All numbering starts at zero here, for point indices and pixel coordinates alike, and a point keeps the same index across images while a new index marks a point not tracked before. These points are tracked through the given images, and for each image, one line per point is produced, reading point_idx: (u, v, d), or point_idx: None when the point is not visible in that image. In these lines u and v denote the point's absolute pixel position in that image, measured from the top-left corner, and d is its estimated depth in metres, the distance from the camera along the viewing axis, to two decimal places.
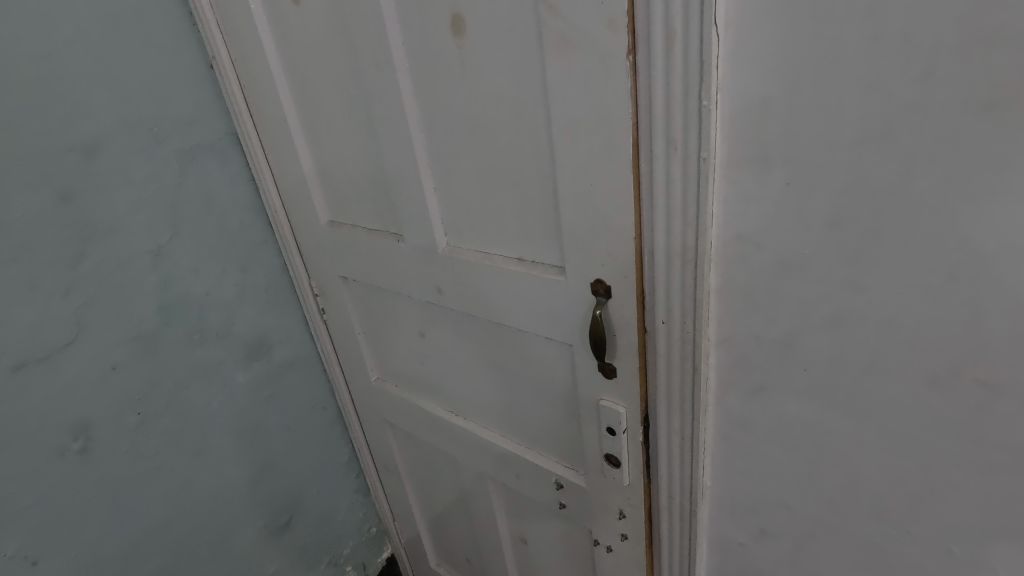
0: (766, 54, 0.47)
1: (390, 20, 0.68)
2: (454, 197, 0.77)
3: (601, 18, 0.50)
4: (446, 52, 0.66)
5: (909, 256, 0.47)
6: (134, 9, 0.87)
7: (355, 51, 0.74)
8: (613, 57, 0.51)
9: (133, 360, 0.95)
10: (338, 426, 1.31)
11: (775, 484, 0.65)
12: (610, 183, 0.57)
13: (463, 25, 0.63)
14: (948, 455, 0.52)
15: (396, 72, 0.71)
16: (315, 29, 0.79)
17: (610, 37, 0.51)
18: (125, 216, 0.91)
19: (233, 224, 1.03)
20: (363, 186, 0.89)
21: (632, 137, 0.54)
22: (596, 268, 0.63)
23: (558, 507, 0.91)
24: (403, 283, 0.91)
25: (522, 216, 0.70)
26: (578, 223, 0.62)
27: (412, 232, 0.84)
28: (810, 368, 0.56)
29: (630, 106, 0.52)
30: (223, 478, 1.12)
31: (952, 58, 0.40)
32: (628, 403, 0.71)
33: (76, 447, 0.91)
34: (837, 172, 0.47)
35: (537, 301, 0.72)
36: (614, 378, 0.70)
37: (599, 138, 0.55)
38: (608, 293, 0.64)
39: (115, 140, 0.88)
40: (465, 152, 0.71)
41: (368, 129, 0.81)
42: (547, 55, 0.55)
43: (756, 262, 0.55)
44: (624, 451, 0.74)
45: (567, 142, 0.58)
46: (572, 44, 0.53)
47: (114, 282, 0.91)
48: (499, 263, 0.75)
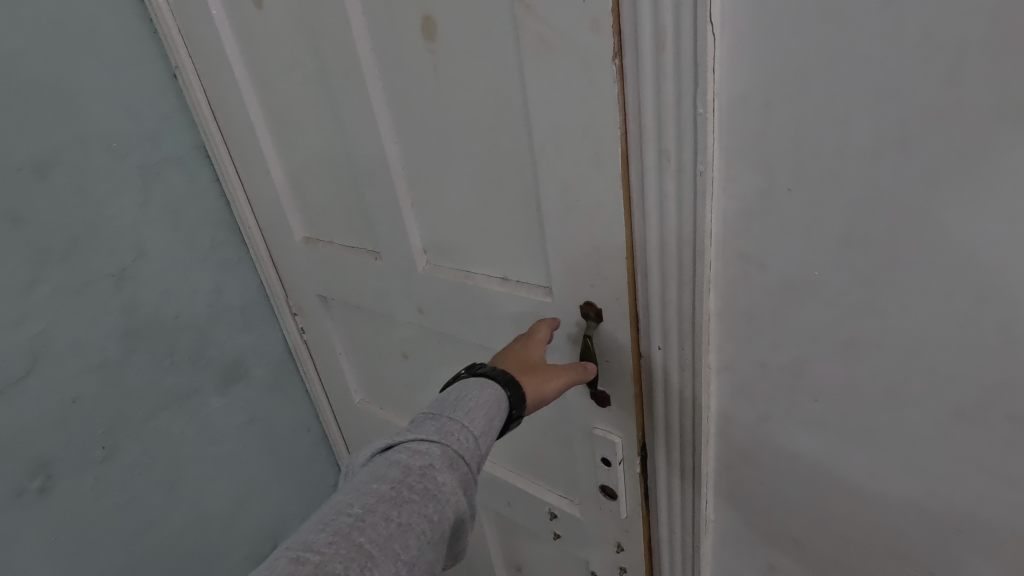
0: (767, 55, 0.42)
1: (358, 24, 0.63)
2: (432, 212, 0.72)
3: (584, 18, 0.45)
4: (418, 56, 0.61)
5: (930, 279, 0.42)
6: (88, 17, 0.81)
7: (322, 59, 0.69)
8: (597, 60, 0.46)
9: (96, 390, 0.89)
10: (322, 449, 1.25)
11: (785, 518, 0.60)
12: (599, 199, 0.52)
13: (434, 28, 0.58)
14: (975, 495, 0.47)
15: (365, 80, 0.66)
16: (280, 34, 0.74)
17: (593, 39, 0.45)
18: (83, 238, 0.85)
19: (203, 241, 0.98)
20: (338, 200, 0.84)
21: (621, 149, 0.49)
22: (586, 290, 0.58)
23: (553, 537, 0.86)
24: (383, 302, 0.86)
25: (505, 233, 0.65)
26: (564, 243, 0.57)
27: (389, 249, 0.79)
28: (821, 398, 0.51)
29: (617, 115, 0.47)
30: (200, 510, 1.06)
31: (980, 57, 0.35)
32: (624, 432, 0.65)
33: (35, 486, 0.86)
34: (849, 187, 0.43)
35: (523, 324, 0.67)
36: (608, 406, 0.64)
37: (585, 151, 0.50)
38: (599, 316, 0.59)
39: (70, 158, 0.82)
40: (442, 164, 0.66)
41: (341, 140, 0.76)
42: (525, 59, 0.50)
43: (760, 284, 0.50)
44: (621, 483, 0.68)
45: (549, 154, 0.53)
46: (552, 48, 0.48)
47: (73, 309, 0.86)
48: (481, 283, 0.70)
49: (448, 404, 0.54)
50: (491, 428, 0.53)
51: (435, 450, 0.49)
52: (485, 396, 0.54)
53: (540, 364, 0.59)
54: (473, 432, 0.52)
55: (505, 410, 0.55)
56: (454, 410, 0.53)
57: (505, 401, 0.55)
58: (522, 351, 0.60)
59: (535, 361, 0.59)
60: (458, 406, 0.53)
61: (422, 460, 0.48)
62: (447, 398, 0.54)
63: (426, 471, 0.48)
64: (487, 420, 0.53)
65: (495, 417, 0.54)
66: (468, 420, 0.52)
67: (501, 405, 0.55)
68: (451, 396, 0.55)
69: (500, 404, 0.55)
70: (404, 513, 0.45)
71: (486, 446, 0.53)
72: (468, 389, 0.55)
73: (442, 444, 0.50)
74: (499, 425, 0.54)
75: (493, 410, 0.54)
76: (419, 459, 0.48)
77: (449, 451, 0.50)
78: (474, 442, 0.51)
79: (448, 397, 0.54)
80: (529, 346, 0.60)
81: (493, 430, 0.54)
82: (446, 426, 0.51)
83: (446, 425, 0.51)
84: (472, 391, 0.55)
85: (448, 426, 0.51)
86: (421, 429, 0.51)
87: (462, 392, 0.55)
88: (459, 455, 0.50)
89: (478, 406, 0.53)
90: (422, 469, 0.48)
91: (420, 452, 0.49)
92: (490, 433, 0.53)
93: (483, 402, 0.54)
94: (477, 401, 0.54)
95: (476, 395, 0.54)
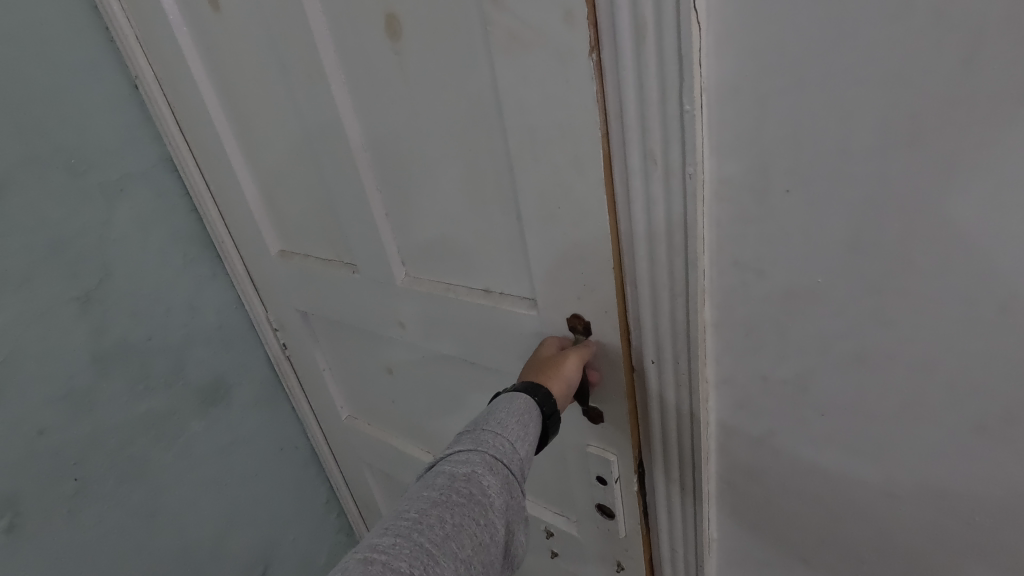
0: (758, 44, 0.38)
1: (319, 24, 0.59)
2: (407, 223, 0.68)
3: (556, 10, 0.41)
4: (383, 58, 0.57)
5: (945, 285, 0.38)
6: (35, 26, 0.76)
7: (285, 64, 0.65)
8: (574, 57, 0.42)
9: (65, 420, 0.85)
10: (311, 466, 1.21)
11: (793, 536, 0.56)
12: (582, 207, 0.48)
13: (399, 27, 0.54)
14: (1000, 515, 0.43)
15: (330, 84, 0.61)
16: (239, 37, 0.69)
17: (568, 32, 0.41)
18: (42, 262, 0.80)
19: (174, 258, 0.93)
20: (311, 211, 0.79)
21: (603, 153, 0.45)
22: (572, 303, 0.54)
23: (550, 555, 0.83)
24: (363, 316, 0.82)
25: (485, 242, 0.61)
26: (547, 254, 0.53)
27: (367, 262, 0.74)
28: (828, 412, 0.48)
29: (597, 115, 0.43)
30: (184, 537, 1.02)
31: (999, 40, 0.32)
32: (619, 449, 0.61)
33: (3, 524, 0.81)
34: (854, 186, 0.39)
35: (508, 337, 0.64)
36: (601, 423, 0.60)
37: (565, 155, 0.46)
38: (587, 329, 0.55)
39: (24, 177, 0.77)
40: (415, 171, 0.62)
41: (308, 148, 0.71)
42: (495, 57, 0.46)
43: (758, 292, 0.46)
44: (618, 502, 0.65)
45: (526, 160, 0.49)
46: (523, 45, 0.43)
47: (35, 337, 0.81)
48: (463, 296, 0.66)
49: (479, 419, 0.49)
50: (527, 435, 0.48)
51: (475, 456, 0.45)
52: (515, 406, 0.50)
53: (553, 355, 0.55)
54: (510, 438, 0.47)
55: (537, 416, 0.50)
56: (487, 422, 0.49)
57: (536, 406, 0.50)
58: (535, 356, 0.56)
59: (549, 356, 0.55)
60: (491, 417, 0.49)
61: (464, 467, 0.44)
62: (479, 414, 0.50)
63: (471, 476, 0.44)
64: (521, 427, 0.49)
65: (529, 424, 0.49)
66: (503, 428, 0.48)
67: (532, 412, 0.50)
68: (483, 411, 0.50)
69: (531, 411, 0.50)
70: (456, 515, 0.41)
71: (526, 454, 0.48)
72: (497, 403, 0.51)
73: (481, 451, 0.46)
74: (534, 432, 0.49)
75: (526, 417, 0.49)
76: (462, 466, 0.44)
77: (488, 456, 0.45)
78: (512, 448, 0.47)
79: (480, 411, 0.50)
80: (540, 348, 0.57)
81: (529, 439, 0.49)
82: (482, 434, 0.47)
83: (482, 434, 0.47)
84: (501, 402, 0.50)
85: (484, 435, 0.47)
86: (459, 442, 0.47)
87: (492, 406, 0.51)
88: (500, 459, 0.46)
89: (510, 415, 0.49)
90: (465, 475, 0.44)
91: (461, 460, 0.45)
92: (527, 440, 0.48)
93: (514, 411, 0.49)
94: (508, 410, 0.49)
95: (505, 406, 0.50)
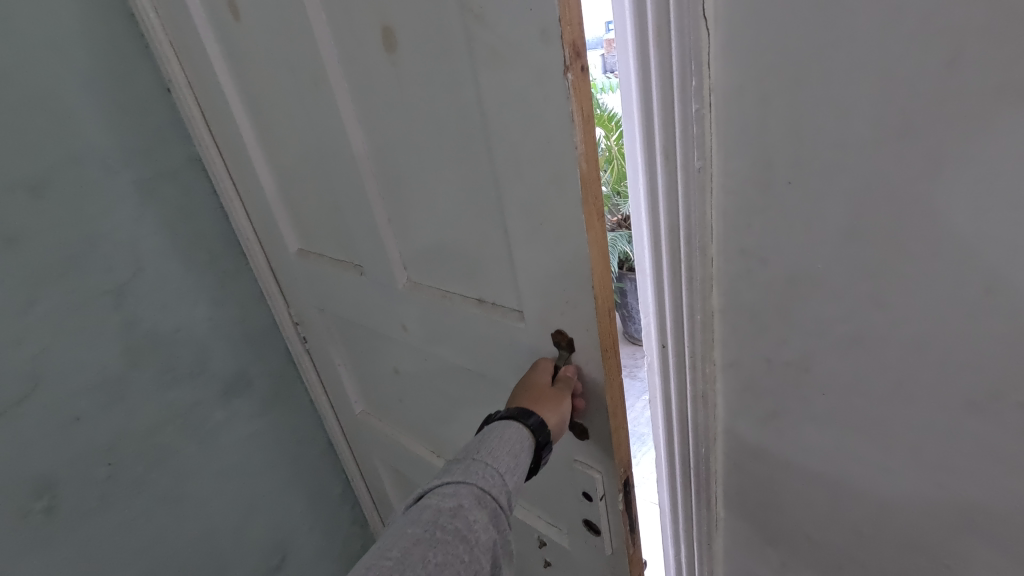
0: (761, 48, 0.41)
1: (324, 38, 0.62)
2: (406, 232, 0.71)
3: (534, 28, 0.44)
4: (381, 67, 0.59)
5: (935, 270, 0.41)
6: (77, 33, 0.80)
7: (301, 72, 0.68)
8: (551, 74, 0.45)
9: (99, 408, 0.89)
10: (328, 460, 1.24)
11: (795, 513, 0.59)
12: (561, 221, 0.52)
13: (394, 38, 0.56)
14: (991, 487, 0.46)
15: (335, 94, 0.65)
16: (256, 47, 0.72)
17: (545, 49, 0.44)
18: (80, 256, 0.84)
19: (202, 255, 0.97)
20: (324, 214, 0.82)
21: (581, 169, 0.48)
22: (559, 316, 0.58)
23: (544, 564, 0.89)
24: (372, 316, 0.86)
25: (477, 255, 0.64)
26: (541, 258, 0.56)
27: (373, 265, 0.78)
28: (829, 392, 0.51)
29: (577, 133, 0.47)
30: (209, 523, 1.05)
31: (982, 42, 0.34)
32: (603, 468, 0.67)
33: (41, 505, 0.85)
34: (850, 180, 0.42)
35: (495, 343, 0.67)
36: (587, 439, 0.66)
37: (546, 168, 0.50)
38: (570, 346, 0.59)
39: (65, 174, 0.82)
40: (416, 180, 0.65)
41: (320, 155, 0.75)
42: (480, 69, 0.50)
43: (762, 279, 0.50)
44: (603, 518, 0.71)
45: (518, 170, 0.52)
46: (503, 58, 0.47)
47: (74, 327, 0.85)
48: (458, 304, 0.69)
49: (472, 448, 0.55)
50: (517, 464, 0.54)
51: (462, 490, 0.50)
52: (508, 433, 0.55)
53: (547, 385, 0.60)
54: (498, 470, 0.52)
55: (528, 445, 0.55)
56: (478, 452, 0.54)
57: (529, 434, 0.56)
58: (529, 379, 0.61)
59: (543, 385, 0.60)
60: (482, 446, 0.54)
61: (452, 501, 0.49)
62: (471, 443, 0.55)
63: (457, 511, 0.48)
64: (511, 456, 0.54)
65: (520, 453, 0.55)
66: (493, 459, 0.53)
67: (525, 439, 0.55)
68: (475, 440, 0.56)
69: (524, 439, 0.55)
70: (440, 553, 0.45)
71: (513, 484, 0.53)
72: (492, 430, 0.56)
73: (469, 483, 0.50)
74: (524, 460, 0.55)
75: (517, 446, 0.55)
76: (449, 501, 0.49)
77: (476, 489, 0.50)
78: (500, 480, 0.52)
79: (472, 440, 0.56)
80: (535, 372, 0.61)
81: (519, 467, 0.54)
82: (472, 466, 0.52)
83: (471, 466, 0.52)
84: (494, 432, 0.56)
85: (473, 467, 0.52)
86: (449, 474, 0.52)
87: (484, 434, 0.56)
88: (487, 493, 0.50)
89: (502, 444, 0.54)
90: (452, 510, 0.48)
91: (449, 493, 0.49)
92: (516, 470, 0.54)
93: (506, 439, 0.55)
94: (501, 440, 0.55)
95: (499, 435, 0.55)
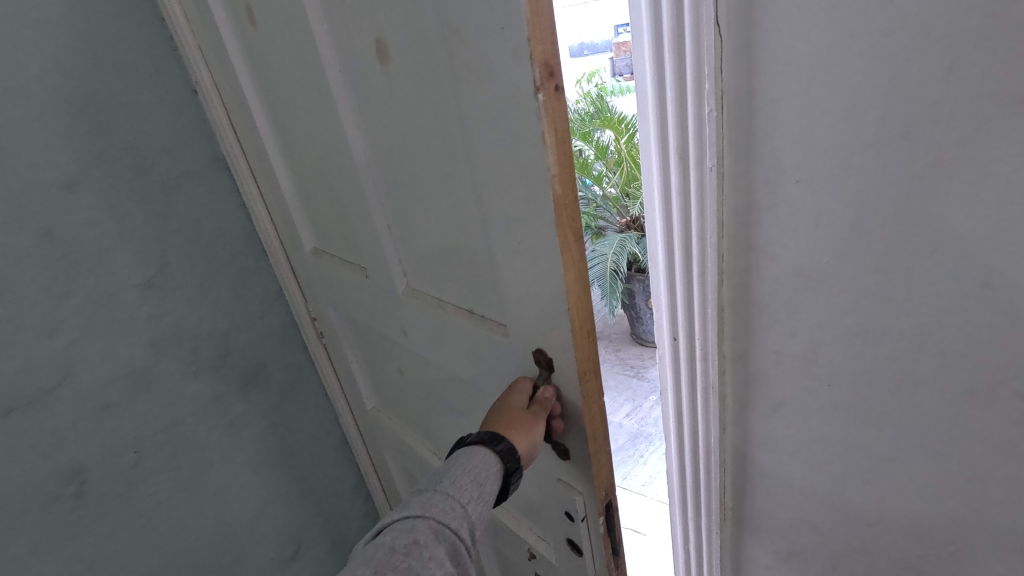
0: (771, 53, 0.44)
1: (325, 50, 0.66)
2: (404, 239, 0.73)
3: (506, 47, 0.44)
4: (376, 78, 0.61)
5: (936, 265, 0.43)
6: (110, 37, 0.84)
7: (311, 80, 0.70)
8: (523, 92, 0.45)
9: (126, 397, 0.92)
10: (342, 454, 1.27)
11: (801, 502, 0.61)
12: (540, 241, 0.52)
13: (387, 50, 0.57)
14: (991, 474, 0.48)
15: (337, 102, 0.68)
16: (272, 54, 0.75)
17: (517, 66, 0.45)
18: (110, 250, 0.88)
19: (225, 251, 1.01)
20: (334, 217, 0.85)
21: (556, 190, 0.48)
22: (537, 337, 0.59)
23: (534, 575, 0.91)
24: (379, 318, 0.88)
25: (467, 269, 0.65)
26: (521, 276, 0.57)
27: (377, 269, 0.81)
28: (835, 382, 0.53)
29: (550, 153, 0.47)
30: (228, 511, 1.09)
31: (980, 48, 0.36)
32: (584, 490, 0.67)
33: (71, 490, 0.89)
34: (856, 179, 0.44)
35: (480, 355, 0.69)
36: (569, 459, 0.66)
37: (524, 187, 0.51)
38: (550, 365, 0.60)
39: (98, 172, 0.85)
40: (411, 190, 0.66)
41: (329, 162, 0.77)
42: (460, 86, 0.51)
43: (770, 273, 0.52)
44: (585, 538, 0.72)
45: (502, 185, 0.53)
46: (482, 75, 0.48)
47: (104, 318, 0.89)
48: (450, 315, 0.71)
49: (435, 479, 0.59)
50: (478, 494, 0.58)
51: (419, 525, 0.54)
52: (472, 463, 0.59)
53: (523, 408, 0.60)
54: (457, 503, 0.56)
55: (493, 474, 0.59)
56: (439, 483, 0.58)
57: (494, 462, 0.59)
58: (506, 400, 0.62)
59: (519, 408, 0.60)
60: (445, 478, 0.58)
61: (408, 536, 0.53)
62: (435, 473, 0.60)
63: (412, 546, 0.52)
64: (473, 487, 0.58)
65: (483, 482, 0.58)
66: (454, 491, 0.57)
67: (490, 467, 0.59)
68: (440, 470, 0.60)
69: (488, 468, 0.59)
70: None
71: (474, 514, 0.57)
72: (457, 459, 0.60)
73: (427, 518, 0.55)
74: (488, 489, 0.58)
75: (480, 476, 0.58)
76: (405, 537, 0.53)
77: (433, 523, 0.54)
78: (458, 512, 0.56)
79: (436, 471, 0.60)
80: (513, 393, 0.62)
81: (481, 496, 0.58)
82: (431, 500, 0.56)
83: (430, 500, 0.56)
84: (457, 461, 0.60)
85: (432, 501, 0.56)
86: (408, 508, 0.56)
87: (449, 464, 0.60)
88: (444, 526, 0.55)
89: (464, 475, 0.58)
90: (407, 545, 0.52)
91: (406, 528, 0.54)
92: (477, 500, 0.57)
93: (470, 469, 0.59)
94: (464, 470, 0.59)
95: (463, 464, 0.59)
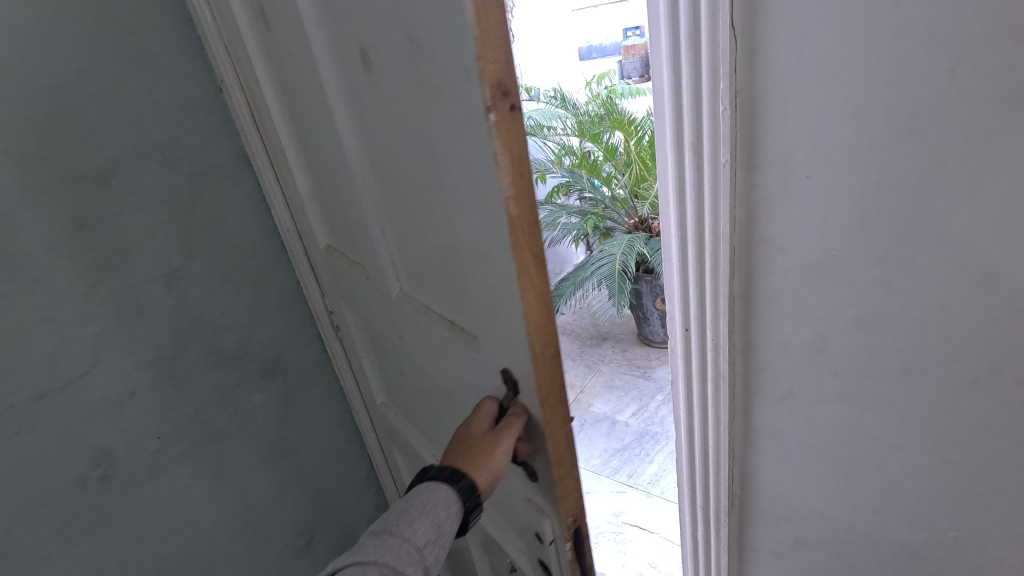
0: (783, 54, 0.46)
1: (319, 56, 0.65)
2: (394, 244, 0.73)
3: (459, 66, 0.43)
4: (364, 85, 0.59)
5: (939, 257, 0.45)
6: (141, 37, 0.87)
7: (310, 83, 0.71)
8: (475, 113, 0.44)
9: (151, 385, 0.95)
10: (354, 446, 1.30)
11: (808, 489, 0.63)
12: (498, 263, 0.51)
13: (370, 59, 0.55)
14: (991, 460, 0.49)
15: (332, 107, 0.67)
16: (280, 56, 0.76)
17: (467, 85, 0.43)
18: (138, 242, 0.91)
19: (245, 245, 1.03)
20: (339, 216, 0.86)
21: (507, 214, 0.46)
22: (504, 358, 0.57)
23: None
24: (381, 318, 0.89)
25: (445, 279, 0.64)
26: (487, 295, 0.55)
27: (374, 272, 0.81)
28: (842, 372, 0.55)
29: (502, 178, 0.45)
30: (246, 498, 1.12)
31: (984, 49, 0.38)
32: (551, 514, 0.67)
33: (98, 473, 0.92)
34: (863, 175, 0.46)
35: (462, 364, 0.68)
36: (538, 482, 0.65)
37: (482, 208, 0.49)
38: (514, 388, 0.59)
39: (129, 166, 0.88)
40: (396, 196, 0.65)
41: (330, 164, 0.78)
42: (427, 99, 0.49)
43: (780, 266, 0.54)
44: (555, 561, 0.71)
45: (465, 204, 0.51)
46: (441, 93, 0.47)
47: (131, 308, 0.92)
48: (433, 322, 0.70)
49: (391, 520, 0.60)
50: (435, 534, 0.59)
51: (371, 569, 0.55)
52: (430, 501, 0.60)
53: (484, 434, 0.60)
54: (412, 545, 0.57)
55: (452, 512, 0.60)
56: (395, 525, 0.59)
57: (453, 499, 0.60)
58: (470, 424, 0.61)
59: (480, 433, 0.60)
60: (401, 518, 0.59)
61: None
62: (394, 513, 0.60)
63: None
64: (429, 527, 0.58)
65: (441, 521, 0.59)
66: (409, 533, 0.58)
67: (449, 505, 0.60)
68: (399, 508, 0.61)
69: (447, 506, 0.60)
70: None
71: (429, 555, 0.58)
72: (417, 496, 0.61)
73: (379, 562, 0.56)
74: (445, 528, 0.59)
75: (438, 515, 0.59)
76: None
77: (385, 568, 0.56)
78: (412, 554, 0.57)
79: (395, 510, 0.61)
80: (477, 416, 0.61)
81: (436, 536, 0.59)
82: (385, 543, 0.57)
83: (385, 543, 0.57)
84: (416, 499, 0.61)
85: (386, 544, 0.57)
86: (363, 551, 0.58)
87: (408, 502, 0.61)
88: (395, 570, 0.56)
89: (421, 514, 0.59)
90: None
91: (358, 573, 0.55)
92: (432, 540, 0.58)
93: (427, 508, 0.59)
94: (422, 508, 0.59)
95: (423, 501, 0.60)
